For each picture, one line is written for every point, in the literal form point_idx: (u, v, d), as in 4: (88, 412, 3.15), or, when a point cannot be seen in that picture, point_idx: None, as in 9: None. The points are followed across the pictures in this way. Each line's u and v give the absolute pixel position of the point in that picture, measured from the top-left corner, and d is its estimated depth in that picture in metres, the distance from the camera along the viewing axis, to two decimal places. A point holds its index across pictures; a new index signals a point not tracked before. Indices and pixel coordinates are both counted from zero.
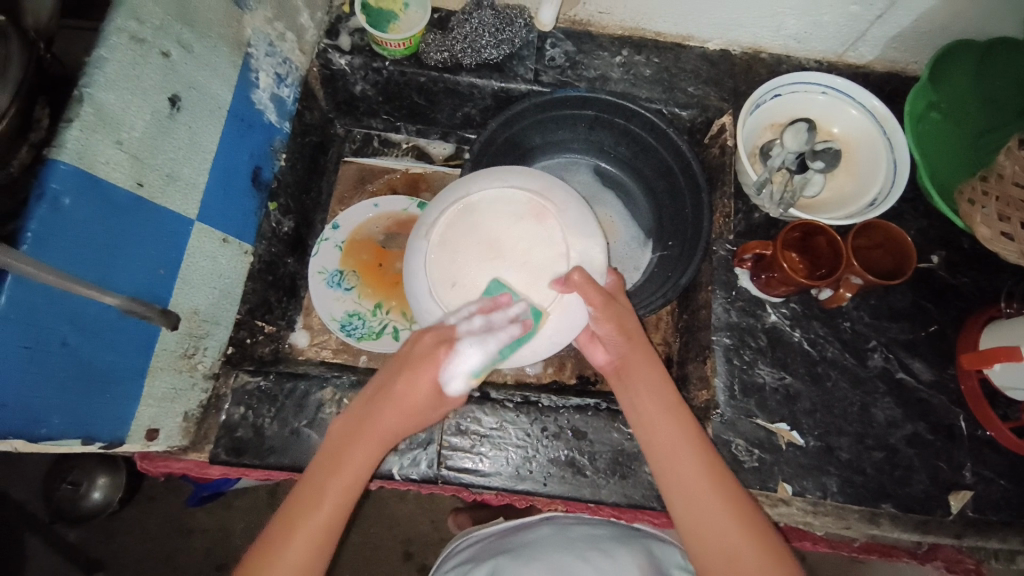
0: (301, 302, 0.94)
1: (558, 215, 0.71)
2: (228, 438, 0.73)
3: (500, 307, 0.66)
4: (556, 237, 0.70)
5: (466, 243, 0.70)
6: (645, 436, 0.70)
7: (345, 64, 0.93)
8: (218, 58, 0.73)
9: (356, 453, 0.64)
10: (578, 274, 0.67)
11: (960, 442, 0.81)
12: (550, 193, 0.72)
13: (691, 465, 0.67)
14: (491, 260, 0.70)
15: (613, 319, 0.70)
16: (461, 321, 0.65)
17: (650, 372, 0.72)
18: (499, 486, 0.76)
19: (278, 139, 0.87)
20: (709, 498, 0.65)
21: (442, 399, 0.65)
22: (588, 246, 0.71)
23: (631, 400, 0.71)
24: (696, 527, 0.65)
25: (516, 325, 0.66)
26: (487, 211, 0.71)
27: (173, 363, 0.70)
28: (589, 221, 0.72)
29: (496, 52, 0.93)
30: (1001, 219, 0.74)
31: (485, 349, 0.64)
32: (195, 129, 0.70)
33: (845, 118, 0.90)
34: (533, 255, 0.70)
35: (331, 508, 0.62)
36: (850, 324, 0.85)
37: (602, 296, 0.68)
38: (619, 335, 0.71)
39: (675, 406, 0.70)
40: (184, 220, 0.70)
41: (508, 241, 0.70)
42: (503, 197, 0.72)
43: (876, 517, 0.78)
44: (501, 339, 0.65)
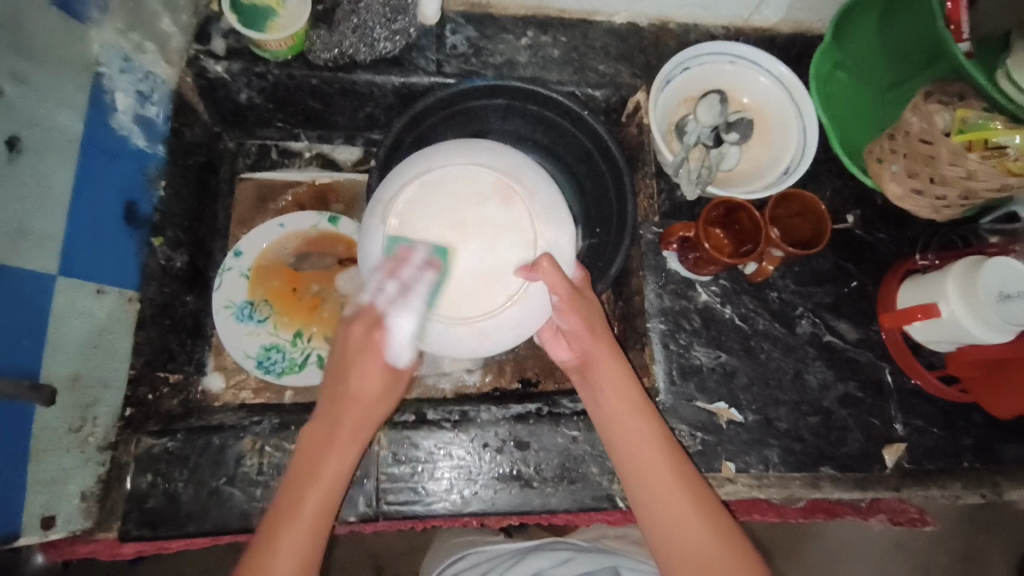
0: (209, 342, 0.85)
1: (528, 201, 0.65)
2: (139, 511, 0.66)
3: (403, 262, 0.62)
4: (523, 221, 0.65)
5: (429, 221, 0.64)
6: (612, 438, 0.67)
7: (222, 70, 0.81)
8: (63, 84, 0.63)
9: (332, 458, 0.65)
10: (547, 262, 0.62)
11: (888, 395, 0.83)
12: (518, 174, 0.66)
13: (658, 467, 0.65)
14: (453, 240, 0.64)
15: (578, 312, 0.65)
16: (378, 295, 0.63)
17: (615, 370, 0.68)
18: (445, 512, 0.73)
19: (152, 166, 0.76)
20: (677, 500, 0.65)
21: (391, 375, 0.66)
22: (558, 233, 0.66)
23: (595, 399, 0.69)
24: (659, 526, 0.65)
25: (428, 271, 0.63)
26: (452, 190, 0.65)
27: (60, 442, 0.63)
28: (561, 207, 0.67)
29: (390, 44, 0.85)
30: (911, 176, 0.76)
31: (412, 310, 0.63)
32: (42, 172, 0.61)
33: (754, 86, 0.88)
34: (499, 239, 0.64)
35: (314, 504, 0.63)
36: (777, 294, 0.85)
37: (569, 288, 0.64)
38: (585, 331, 0.67)
39: (640, 405, 0.67)
40: (45, 279, 0.61)
41: (469, 219, 0.64)
42: (465, 176, 0.65)
43: (818, 480, 0.79)
44: (422, 293, 0.62)
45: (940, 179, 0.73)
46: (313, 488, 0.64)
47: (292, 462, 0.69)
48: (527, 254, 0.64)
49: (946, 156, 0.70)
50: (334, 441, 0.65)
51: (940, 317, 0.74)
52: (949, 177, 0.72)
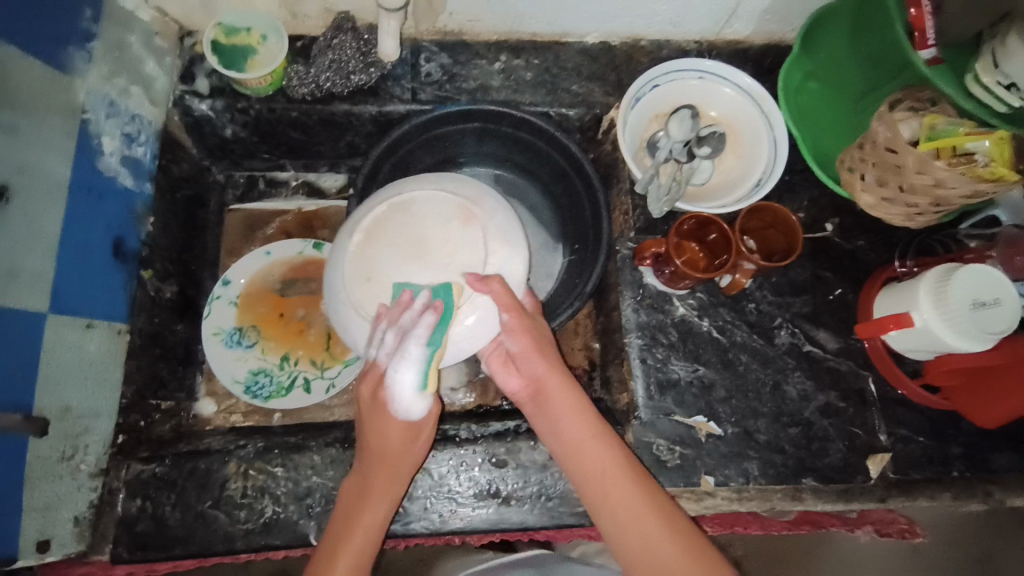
0: (201, 368, 0.89)
1: (485, 223, 0.69)
2: (129, 535, 0.69)
3: (405, 306, 0.65)
4: (478, 239, 0.69)
5: (391, 237, 0.68)
6: (575, 463, 0.67)
7: (206, 108, 0.86)
8: (50, 132, 0.67)
9: (366, 512, 0.66)
10: (496, 284, 0.66)
11: (871, 405, 0.82)
12: (480, 201, 0.71)
13: (625, 488, 0.65)
14: (411, 253, 0.68)
15: (526, 332, 0.67)
16: (381, 347, 0.65)
17: (569, 395, 0.68)
18: (423, 530, 0.74)
19: (139, 203, 0.80)
20: (647, 521, 0.64)
21: (411, 430, 0.67)
22: (511, 256, 0.69)
23: (552, 427, 0.69)
24: (631, 550, 0.63)
25: (428, 314, 0.64)
26: (416, 211, 0.70)
27: (52, 470, 0.66)
28: (516, 233, 0.71)
29: (366, 76, 0.87)
30: (880, 185, 0.76)
31: (410, 360, 0.64)
32: (31, 217, 0.64)
33: (721, 99, 0.89)
34: (453, 254, 0.68)
35: (345, 563, 0.63)
36: (754, 305, 0.85)
37: (517, 307, 0.66)
38: (534, 353, 0.68)
39: (600, 427, 0.68)
40: (38, 316, 0.64)
41: (428, 237, 0.68)
42: (430, 199, 0.70)
43: (799, 493, 0.78)
44: (419, 338, 0.64)
45: (910, 187, 0.72)
46: (351, 539, 0.65)
47: (275, 484, 0.71)
48: (478, 268, 0.68)
49: (912, 165, 0.70)
50: (367, 494, 0.67)
51: (914, 327, 0.73)
52: (918, 185, 0.71)
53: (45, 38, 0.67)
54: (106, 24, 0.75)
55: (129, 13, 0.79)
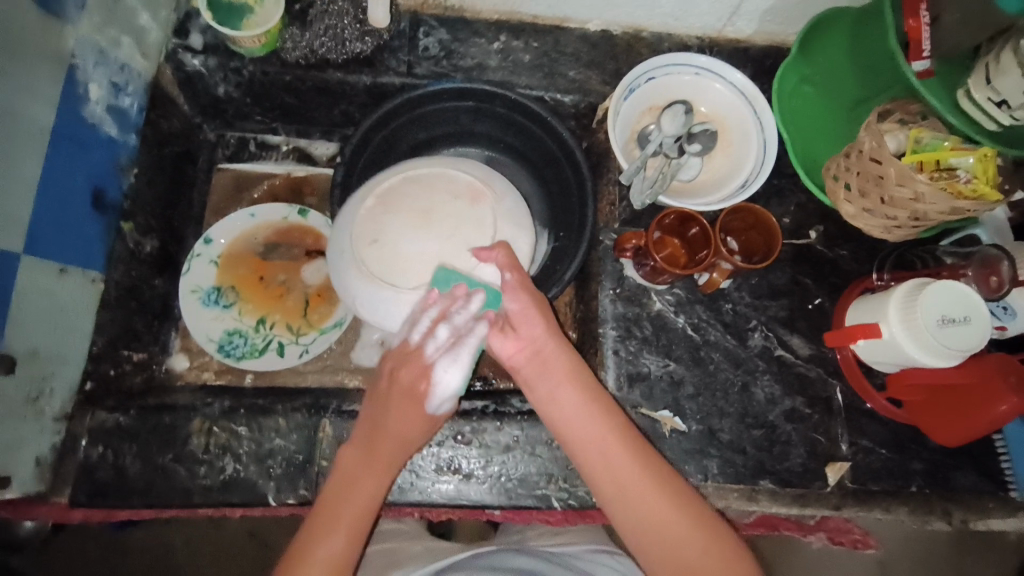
0: (177, 324, 0.89)
1: (495, 204, 0.71)
2: (90, 480, 0.70)
3: (455, 300, 0.66)
4: (488, 219, 0.70)
5: (399, 206, 0.68)
6: (572, 432, 0.68)
7: (199, 65, 0.86)
8: (35, 76, 0.67)
9: (367, 482, 0.67)
10: (501, 253, 0.67)
11: (837, 414, 0.82)
12: (491, 182, 0.72)
13: (626, 460, 0.66)
14: (418, 224, 0.68)
15: (528, 291, 0.68)
16: (429, 339, 0.67)
17: (567, 361, 0.69)
18: (380, 499, 0.75)
19: (123, 155, 0.80)
20: (648, 494, 0.64)
21: (433, 421, 0.69)
22: (517, 235, 0.71)
23: (550, 390, 0.68)
24: (633, 520, 0.64)
25: (481, 322, 0.66)
26: (429, 186, 0.70)
27: (17, 410, 0.66)
28: (522, 216, 0.73)
29: (362, 44, 0.87)
30: (862, 195, 0.75)
31: (460, 364, 0.67)
32: (9, 159, 0.64)
33: (714, 95, 0.89)
34: (462, 230, 0.69)
35: (346, 528, 0.64)
36: (731, 306, 0.85)
37: (519, 266, 0.68)
38: (534, 313, 0.68)
39: (598, 396, 0.69)
40: (10, 258, 0.64)
41: (435, 210, 0.69)
42: (442, 176, 0.70)
43: (755, 493, 0.79)
44: (471, 345, 0.67)
45: (890, 200, 0.72)
46: (354, 503, 0.65)
47: (238, 443, 0.72)
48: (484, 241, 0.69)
49: (894, 176, 0.69)
50: (370, 466, 0.68)
51: (881, 338, 0.74)
52: (898, 198, 0.71)
53: None
54: None
55: None
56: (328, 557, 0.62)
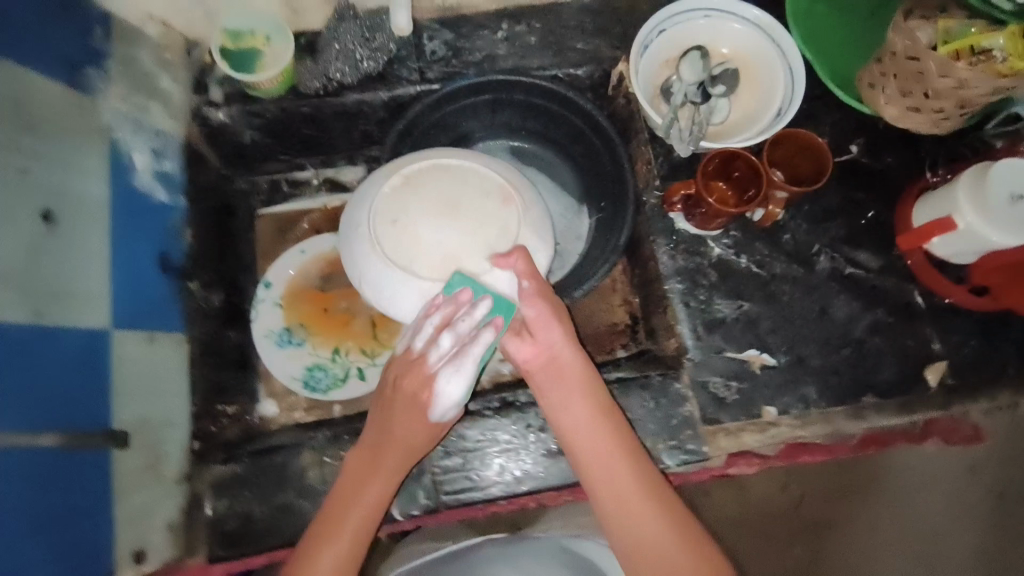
0: (257, 372, 0.91)
1: (522, 210, 0.67)
2: (221, 534, 0.73)
3: (461, 305, 0.63)
4: (512, 224, 0.66)
5: (425, 192, 0.66)
6: (584, 445, 0.66)
7: (223, 117, 0.87)
8: (81, 155, 0.68)
9: (378, 486, 0.67)
10: (519, 258, 0.63)
11: (920, 317, 0.83)
12: (523, 187, 0.68)
13: (629, 476, 0.64)
14: (443, 211, 0.65)
15: (546, 299, 0.66)
16: (431, 347, 0.65)
17: (581, 373, 0.68)
18: (500, 493, 0.76)
19: (175, 217, 0.82)
20: (645, 511, 0.62)
21: (436, 428, 0.69)
22: (539, 247, 0.67)
23: (562, 402, 0.68)
24: (627, 537, 0.62)
25: (488, 329, 0.64)
26: (459, 178, 0.67)
27: (140, 478, 0.69)
28: (547, 227, 0.69)
29: (374, 62, 0.88)
30: (905, 95, 0.75)
31: (462, 374, 0.66)
32: (79, 238, 0.66)
33: (731, 35, 0.89)
34: (485, 228, 0.65)
35: (349, 535, 0.63)
36: (790, 236, 0.85)
37: (537, 275, 0.65)
38: (551, 320, 0.67)
39: (607, 411, 0.68)
40: (102, 332, 0.67)
41: (464, 202, 0.66)
42: (475, 173, 0.67)
43: (861, 410, 0.80)
44: (476, 355, 0.65)
45: (934, 93, 0.71)
46: (358, 514, 0.65)
47: None
48: (502, 246, 0.65)
49: (935, 69, 0.69)
50: (380, 469, 0.68)
51: (957, 229, 0.74)
52: (942, 88, 0.70)
53: (60, 65, 0.68)
54: (117, 44, 0.76)
55: (135, 30, 0.80)
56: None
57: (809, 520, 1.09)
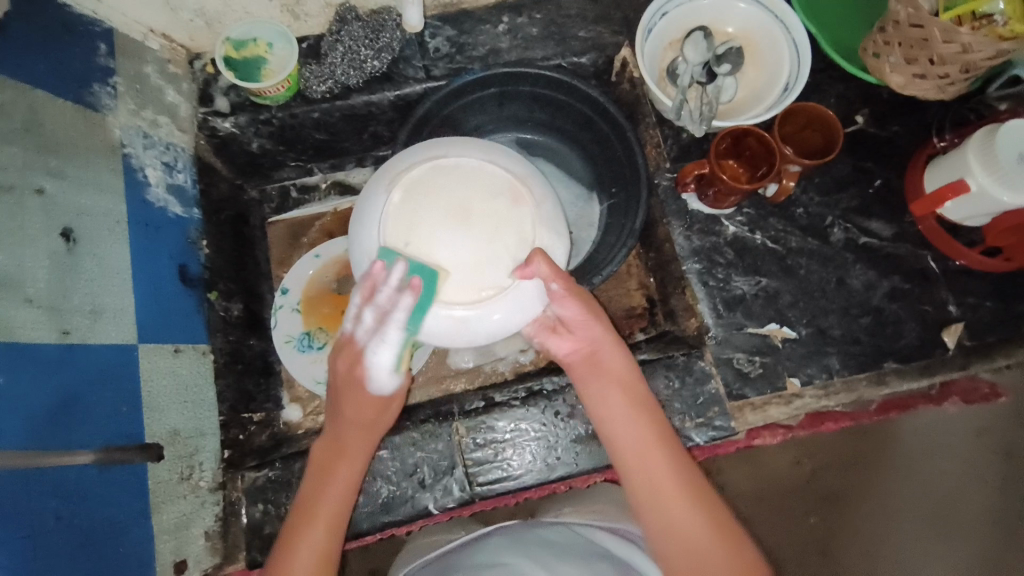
0: (280, 377, 0.91)
1: (534, 208, 0.65)
2: (259, 538, 0.73)
3: (378, 282, 0.60)
4: (526, 225, 0.64)
5: (433, 197, 0.63)
6: (619, 432, 0.66)
7: (231, 126, 0.87)
8: (96, 171, 0.68)
9: (341, 468, 0.67)
10: (542, 262, 0.61)
11: (935, 281, 0.84)
12: (530, 180, 0.66)
13: (665, 464, 0.64)
14: (454, 222, 0.63)
15: (578, 298, 0.65)
16: (357, 323, 0.63)
17: (621, 363, 0.68)
18: (534, 481, 0.76)
19: (191, 229, 0.82)
20: (678, 496, 0.62)
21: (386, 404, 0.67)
22: (555, 245, 0.65)
23: (599, 391, 0.68)
24: (662, 525, 0.61)
25: (405, 294, 0.60)
26: (465, 179, 0.64)
27: (175, 491, 0.69)
28: (561, 221, 0.67)
29: (379, 62, 0.88)
30: (910, 62, 0.75)
31: (389, 345, 0.63)
32: (100, 255, 0.66)
33: (736, 14, 0.89)
34: (500, 234, 0.63)
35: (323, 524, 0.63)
36: (802, 209, 0.86)
37: (564, 274, 0.63)
38: (588, 317, 0.67)
39: (644, 401, 0.68)
40: (129, 348, 0.66)
41: (474, 208, 0.63)
42: (482, 172, 0.64)
43: (883, 376, 0.81)
44: (398, 321, 0.61)
45: (939, 59, 0.72)
46: (327, 505, 0.65)
47: (384, 466, 0.76)
48: (521, 253, 0.63)
49: (938, 35, 0.69)
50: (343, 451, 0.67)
51: (970, 192, 0.75)
52: (946, 54, 0.70)
53: (68, 82, 0.67)
54: (121, 59, 0.76)
55: (139, 44, 0.79)
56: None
57: (823, 491, 1.11)
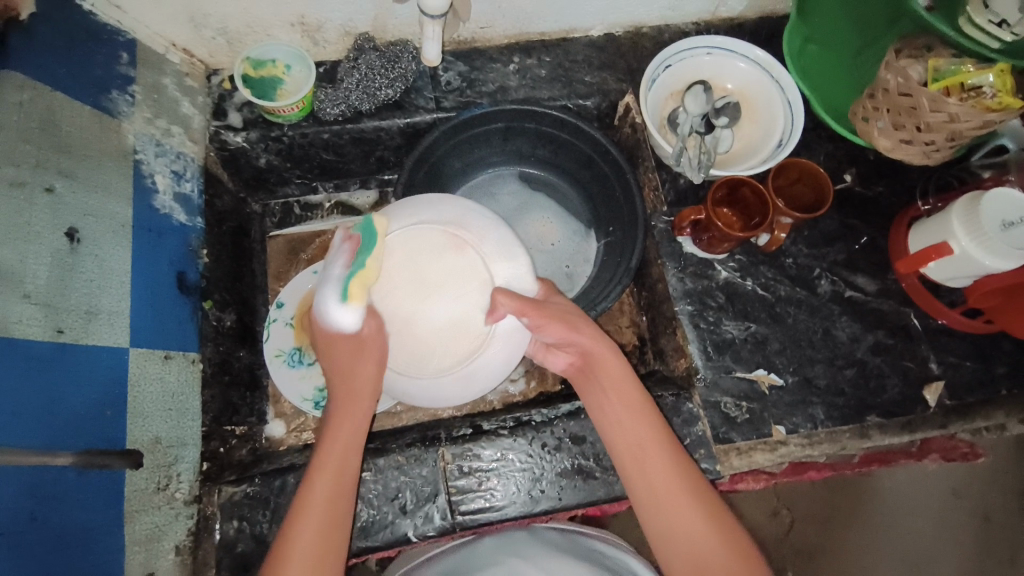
0: (266, 391, 0.92)
1: (478, 246, 0.65)
2: (231, 556, 0.70)
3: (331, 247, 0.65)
4: (480, 266, 0.65)
5: (385, 285, 0.64)
6: (618, 439, 0.66)
7: (242, 141, 0.88)
8: (106, 174, 0.69)
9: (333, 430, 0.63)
10: (506, 300, 0.62)
11: (918, 338, 0.86)
12: (466, 221, 0.67)
13: (665, 469, 0.63)
14: (417, 295, 0.64)
15: (556, 321, 0.64)
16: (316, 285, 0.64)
17: (615, 366, 0.66)
18: (516, 514, 0.76)
19: (193, 237, 0.83)
20: (678, 499, 0.62)
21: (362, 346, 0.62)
22: (512, 269, 0.66)
23: (595, 400, 0.67)
24: (665, 531, 0.62)
25: (346, 244, 0.63)
26: (407, 252, 0.64)
27: (150, 501, 0.67)
28: (511, 240, 0.67)
29: (392, 91, 0.90)
30: (898, 128, 0.79)
31: (335, 283, 0.61)
32: (101, 255, 0.66)
33: (735, 72, 0.94)
34: (461, 287, 0.64)
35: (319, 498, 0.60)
36: (792, 260, 0.89)
37: (532, 304, 0.63)
38: (570, 330, 0.65)
39: (639, 404, 0.66)
40: (120, 351, 0.66)
41: (433, 278, 0.64)
42: (417, 236, 0.65)
43: (866, 430, 0.82)
44: (339, 262, 0.62)
45: (926, 127, 0.75)
46: (320, 480, 0.61)
47: (366, 488, 0.75)
48: (485, 298, 0.64)
49: (927, 104, 0.73)
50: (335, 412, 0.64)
51: (953, 254, 0.78)
52: (934, 123, 0.74)
53: (88, 87, 0.69)
54: (142, 69, 0.78)
55: (160, 56, 0.82)
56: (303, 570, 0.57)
57: (798, 545, 1.10)
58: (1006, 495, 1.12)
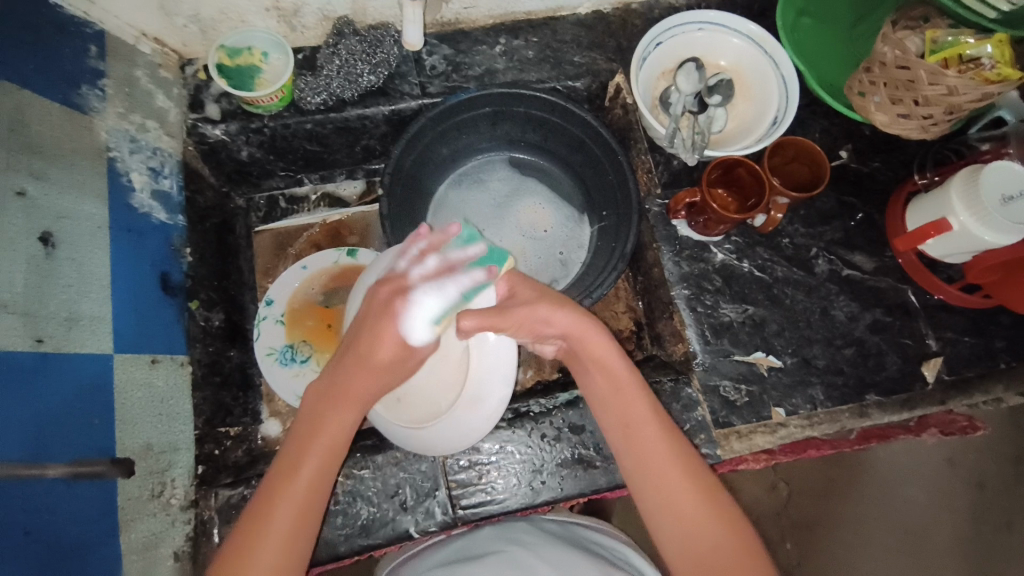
0: (260, 390, 0.90)
1: None
2: None
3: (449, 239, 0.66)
4: None
5: None
6: (606, 416, 0.65)
7: (221, 134, 0.85)
8: (80, 173, 0.66)
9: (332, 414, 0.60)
10: (468, 320, 0.63)
11: (916, 315, 0.85)
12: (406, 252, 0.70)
13: (653, 444, 0.62)
14: None
15: (518, 321, 0.63)
16: (413, 270, 0.64)
17: (601, 343, 0.65)
18: (518, 506, 0.75)
19: (175, 236, 0.81)
20: (668, 473, 0.61)
21: (406, 352, 0.63)
22: None
23: (584, 377, 0.67)
24: (655, 505, 0.61)
25: (482, 272, 0.65)
26: None
27: (145, 508, 0.66)
28: None
29: (375, 76, 0.88)
30: (895, 102, 0.77)
31: (442, 295, 0.63)
32: (79, 259, 0.63)
33: (727, 48, 0.92)
34: None
35: (306, 478, 0.57)
36: (789, 240, 0.87)
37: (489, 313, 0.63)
38: (540, 320, 0.64)
39: (625, 379, 0.65)
40: (104, 358, 0.64)
41: None
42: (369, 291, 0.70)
43: (865, 408, 0.82)
44: (461, 283, 0.64)
45: (924, 100, 0.73)
46: (313, 456, 0.58)
47: (364, 486, 0.74)
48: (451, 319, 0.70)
49: (925, 77, 0.71)
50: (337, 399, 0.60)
51: (952, 231, 0.77)
52: (932, 96, 0.72)
53: (57, 82, 0.66)
54: (112, 62, 0.75)
55: (131, 48, 0.78)
56: (273, 552, 0.55)
57: (797, 519, 1.11)
58: (1002, 466, 1.12)
